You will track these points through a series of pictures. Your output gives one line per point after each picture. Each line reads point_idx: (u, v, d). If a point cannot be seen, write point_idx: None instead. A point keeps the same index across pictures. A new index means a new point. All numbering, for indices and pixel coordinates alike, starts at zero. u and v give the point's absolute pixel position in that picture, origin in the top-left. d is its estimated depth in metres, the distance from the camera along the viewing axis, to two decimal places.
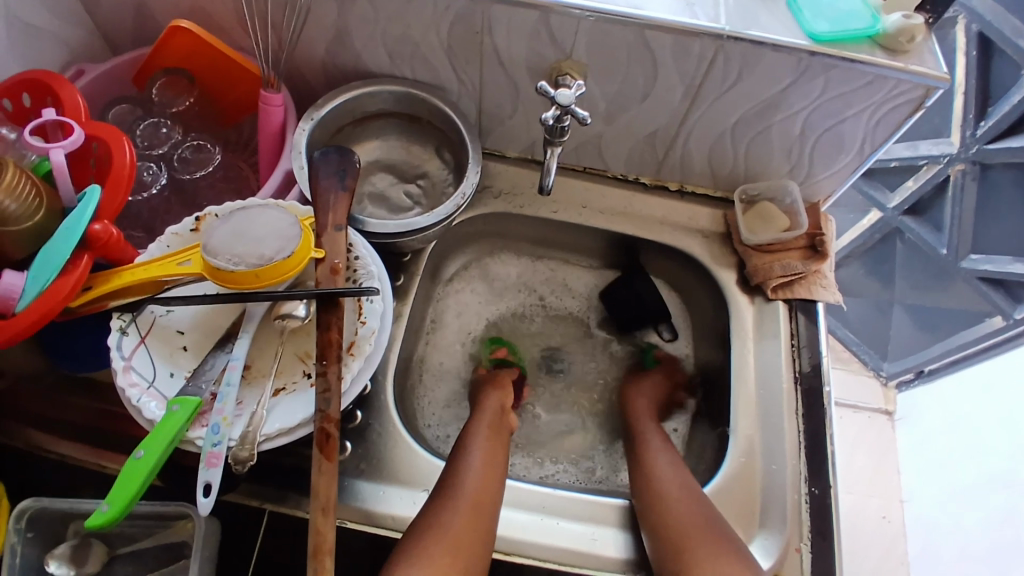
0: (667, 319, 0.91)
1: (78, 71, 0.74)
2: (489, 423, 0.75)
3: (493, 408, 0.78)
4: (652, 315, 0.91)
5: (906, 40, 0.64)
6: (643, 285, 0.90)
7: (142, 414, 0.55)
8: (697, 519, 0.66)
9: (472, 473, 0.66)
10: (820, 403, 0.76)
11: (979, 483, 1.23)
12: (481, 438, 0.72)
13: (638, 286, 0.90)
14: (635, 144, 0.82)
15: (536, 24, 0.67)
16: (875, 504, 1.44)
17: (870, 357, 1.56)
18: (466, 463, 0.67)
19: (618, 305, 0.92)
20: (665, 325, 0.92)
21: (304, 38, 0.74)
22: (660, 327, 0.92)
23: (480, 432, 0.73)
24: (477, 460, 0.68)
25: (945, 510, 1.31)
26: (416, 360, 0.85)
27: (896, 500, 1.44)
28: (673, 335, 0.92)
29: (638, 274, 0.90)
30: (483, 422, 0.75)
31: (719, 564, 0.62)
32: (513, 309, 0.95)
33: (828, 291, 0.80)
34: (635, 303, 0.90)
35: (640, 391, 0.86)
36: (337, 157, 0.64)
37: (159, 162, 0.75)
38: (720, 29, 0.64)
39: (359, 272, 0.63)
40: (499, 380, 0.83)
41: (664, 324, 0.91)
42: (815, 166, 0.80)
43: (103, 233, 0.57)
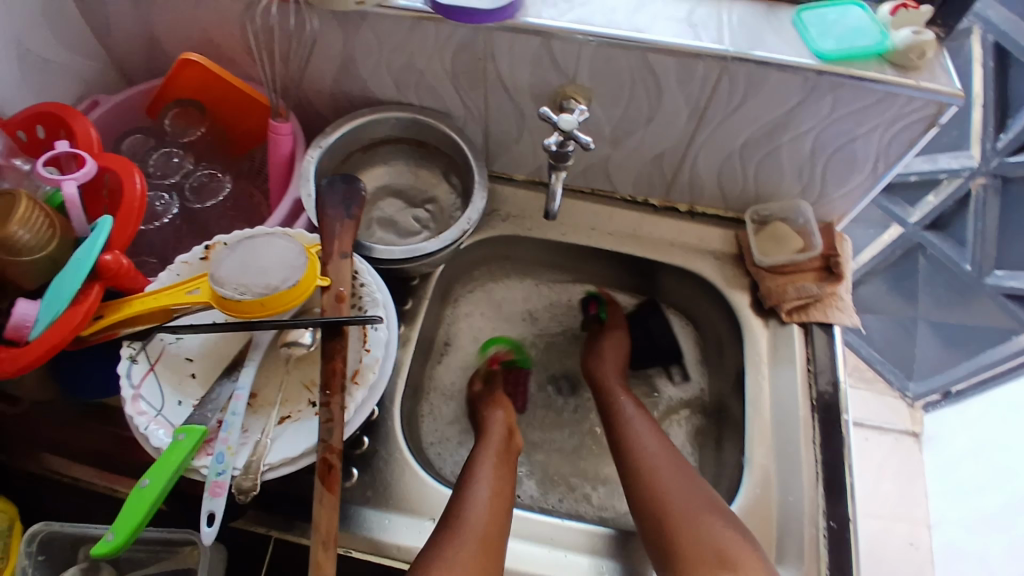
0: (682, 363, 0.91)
1: (93, 103, 0.76)
2: (496, 450, 0.73)
3: (499, 437, 0.75)
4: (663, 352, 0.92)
5: (916, 56, 0.63)
6: (659, 321, 0.92)
7: (150, 442, 0.55)
8: (681, 496, 0.67)
9: (478, 506, 0.64)
10: (839, 430, 0.73)
11: (1009, 509, 1.19)
12: (485, 469, 0.70)
13: (651, 324, 0.92)
14: (642, 166, 0.81)
15: (538, 50, 0.67)
16: (903, 528, 1.39)
17: (895, 376, 1.52)
18: (472, 496, 0.65)
19: (638, 343, 0.92)
20: (677, 370, 0.91)
21: (312, 67, 0.76)
22: (672, 370, 0.92)
23: (487, 462, 0.71)
24: (485, 493, 0.66)
25: (975, 537, 1.26)
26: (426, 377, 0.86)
27: (924, 524, 1.39)
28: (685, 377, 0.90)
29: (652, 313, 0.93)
30: (489, 454, 0.72)
31: (704, 530, 0.63)
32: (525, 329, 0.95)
33: (845, 313, 0.79)
34: (650, 337, 0.92)
35: (614, 362, 0.86)
36: (343, 186, 0.65)
37: (171, 192, 0.77)
38: (723, 51, 0.64)
39: (365, 299, 0.63)
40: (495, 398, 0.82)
41: (675, 365, 0.91)
42: (828, 185, 0.78)
43: (113, 264, 0.57)
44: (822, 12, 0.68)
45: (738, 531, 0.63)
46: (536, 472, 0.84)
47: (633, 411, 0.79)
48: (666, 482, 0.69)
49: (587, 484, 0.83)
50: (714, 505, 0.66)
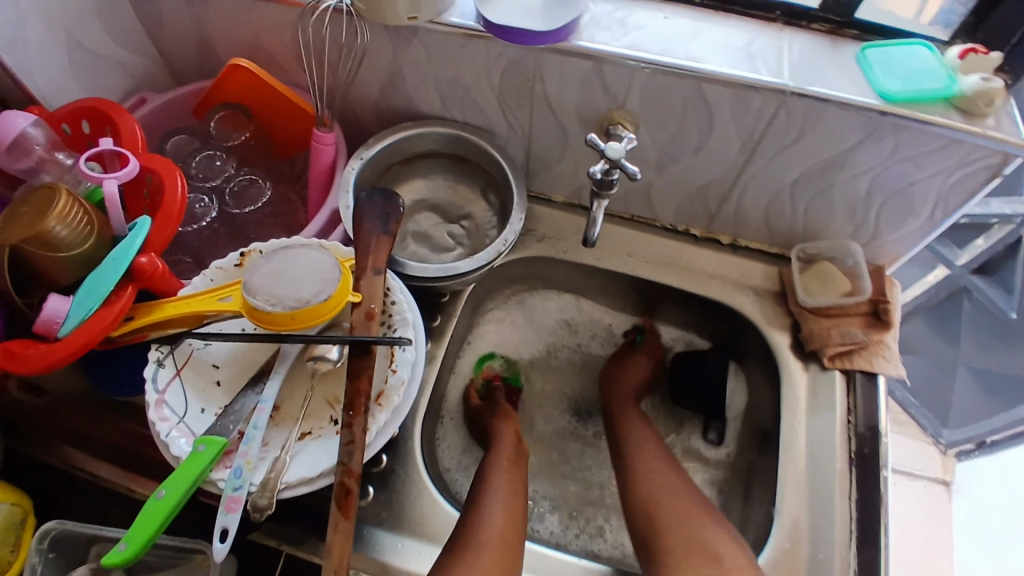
0: (721, 419, 0.85)
1: (140, 99, 0.77)
2: (506, 454, 0.73)
3: (508, 444, 0.75)
4: (708, 405, 0.86)
5: (985, 103, 0.60)
6: (718, 367, 0.86)
7: (170, 451, 0.54)
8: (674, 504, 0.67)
9: (495, 515, 0.64)
10: (877, 487, 0.70)
11: None
12: (501, 477, 0.70)
13: (695, 370, 0.86)
14: (686, 196, 0.79)
15: (588, 74, 0.65)
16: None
17: (929, 422, 1.44)
18: (487, 505, 0.65)
19: (680, 388, 0.88)
20: (714, 427, 0.86)
21: (359, 78, 0.75)
22: (709, 426, 0.86)
23: (500, 469, 0.71)
24: (501, 505, 0.66)
25: None
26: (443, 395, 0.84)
27: None
28: (720, 438, 0.85)
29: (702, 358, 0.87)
30: (501, 465, 0.71)
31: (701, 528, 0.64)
32: (553, 342, 0.93)
33: (891, 364, 0.75)
34: (703, 381, 0.86)
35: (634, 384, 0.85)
36: (381, 200, 0.64)
37: (212, 195, 0.77)
38: (783, 84, 0.62)
39: (395, 318, 0.62)
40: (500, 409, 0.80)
41: (715, 423, 0.86)
42: (881, 228, 0.75)
43: (149, 266, 0.58)
44: (888, 51, 0.65)
45: (733, 537, 0.63)
46: (554, 502, 0.82)
47: (640, 437, 0.78)
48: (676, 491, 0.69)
49: (603, 517, 0.80)
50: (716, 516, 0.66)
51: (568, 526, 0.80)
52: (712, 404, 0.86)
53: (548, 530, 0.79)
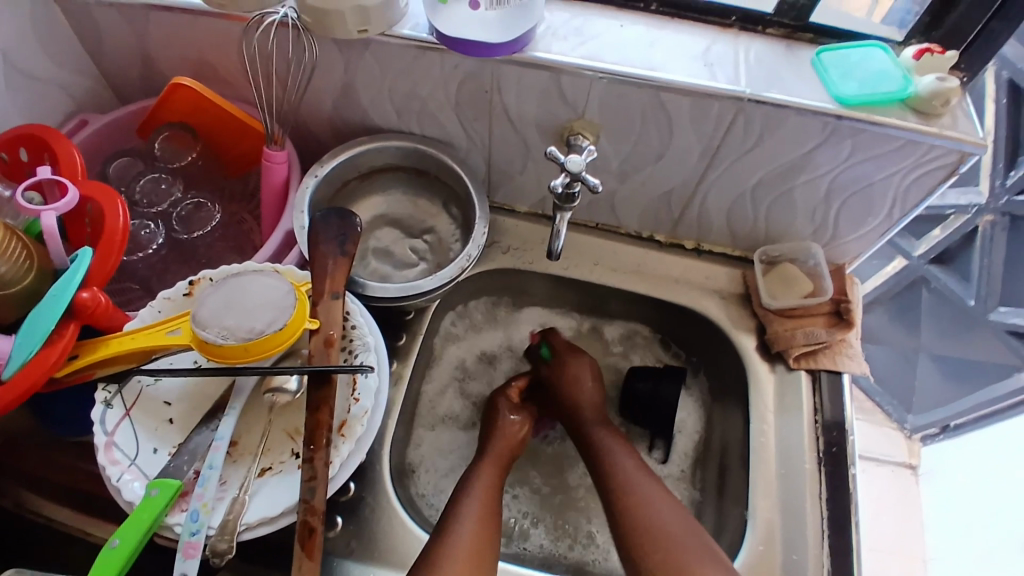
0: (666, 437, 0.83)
1: (81, 121, 0.73)
2: (493, 459, 0.72)
3: (504, 450, 0.74)
4: (658, 422, 0.83)
5: (941, 103, 0.61)
6: (670, 390, 0.83)
7: (121, 495, 0.52)
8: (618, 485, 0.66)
9: (467, 523, 0.63)
10: (847, 487, 0.70)
11: (1004, 547, 1.13)
12: (483, 484, 0.68)
13: (644, 388, 0.83)
14: (649, 203, 0.79)
15: (547, 84, 0.64)
16: (896, 559, 1.32)
17: (894, 409, 1.45)
18: (462, 514, 0.64)
19: (635, 405, 0.84)
20: (660, 444, 0.83)
21: (311, 92, 0.73)
22: (653, 442, 0.84)
23: (487, 472, 0.70)
24: (476, 512, 0.65)
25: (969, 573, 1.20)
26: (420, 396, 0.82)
27: (918, 559, 1.32)
28: (665, 455, 0.83)
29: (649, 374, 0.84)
30: (489, 473, 0.70)
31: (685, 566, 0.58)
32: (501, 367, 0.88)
33: (855, 361, 0.76)
34: (656, 401, 0.82)
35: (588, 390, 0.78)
36: (337, 219, 0.62)
37: (158, 221, 0.74)
38: (741, 91, 0.61)
39: (355, 342, 0.60)
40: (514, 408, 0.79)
41: (658, 441, 0.83)
42: (841, 228, 0.76)
43: (91, 302, 0.54)
44: (844, 54, 0.66)
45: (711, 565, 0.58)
46: (540, 516, 0.79)
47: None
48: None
49: (578, 528, 0.78)
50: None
51: (560, 536, 0.77)
52: (658, 423, 0.83)
53: (540, 544, 0.77)
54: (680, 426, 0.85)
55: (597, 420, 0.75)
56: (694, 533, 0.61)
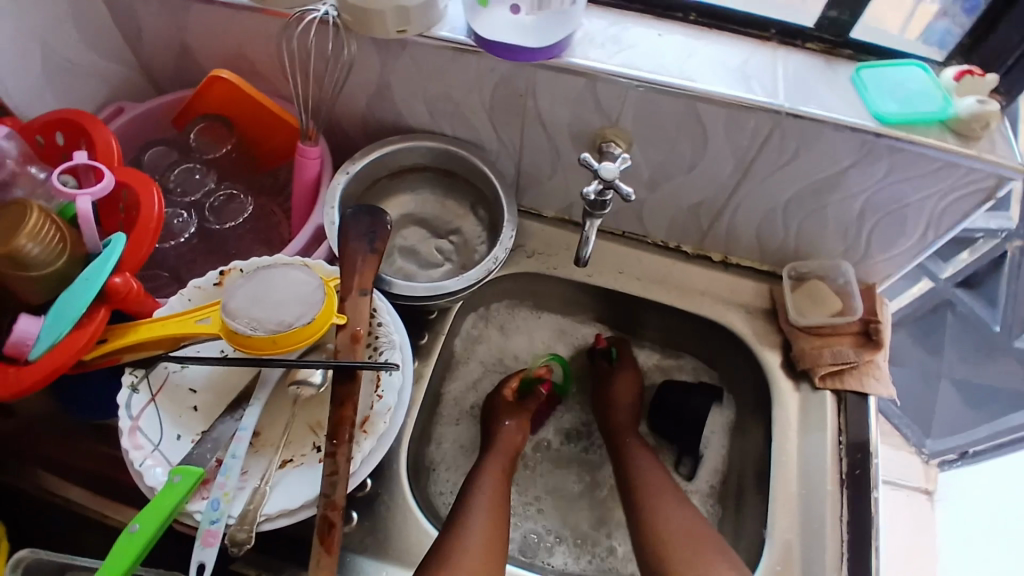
0: (694, 454, 0.83)
1: (117, 109, 0.75)
2: (499, 468, 0.72)
3: (504, 457, 0.74)
4: (687, 432, 0.84)
5: (980, 126, 0.60)
6: (698, 403, 0.84)
7: (144, 480, 0.53)
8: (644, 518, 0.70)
9: (480, 508, 0.65)
10: (869, 511, 0.69)
11: None
12: (488, 490, 0.68)
13: (671, 399, 0.85)
14: (677, 214, 0.78)
15: (582, 91, 0.64)
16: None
17: (913, 432, 1.41)
18: (474, 502, 0.66)
19: (661, 413, 0.86)
20: (686, 461, 0.84)
21: (346, 90, 0.73)
22: (681, 458, 0.84)
23: (493, 460, 0.73)
24: (485, 498, 0.67)
25: None
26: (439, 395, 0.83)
27: None
28: (691, 473, 0.83)
29: (672, 389, 0.86)
30: (495, 466, 0.72)
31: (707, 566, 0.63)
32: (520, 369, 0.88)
33: (882, 383, 0.74)
34: (684, 413, 0.84)
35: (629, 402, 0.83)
36: (367, 217, 0.62)
37: (190, 210, 0.75)
38: (778, 105, 0.61)
39: (381, 340, 0.61)
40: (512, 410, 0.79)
41: (686, 458, 0.83)
42: (873, 248, 0.75)
43: (123, 287, 0.55)
44: (884, 72, 0.65)
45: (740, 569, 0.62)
46: (563, 534, 0.78)
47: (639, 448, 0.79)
48: (669, 515, 0.69)
49: (594, 534, 0.78)
50: (713, 540, 0.66)
51: (581, 554, 0.76)
52: (687, 437, 0.84)
53: (563, 561, 0.76)
54: (708, 443, 0.84)
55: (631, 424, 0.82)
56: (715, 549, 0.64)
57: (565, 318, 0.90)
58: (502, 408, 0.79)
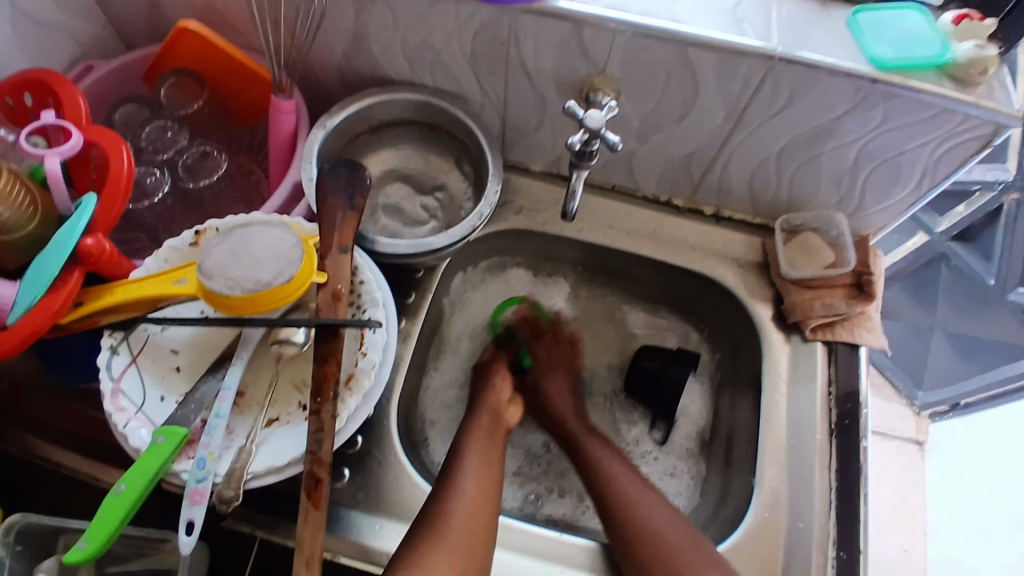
0: (668, 420, 0.81)
1: (87, 68, 0.71)
2: (485, 429, 0.71)
3: (488, 414, 0.73)
4: (665, 406, 0.80)
5: (979, 72, 0.57)
6: (677, 372, 0.79)
7: (129, 442, 0.52)
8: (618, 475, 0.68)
9: (478, 460, 0.66)
10: (856, 458, 0.69)
11: None
12: (473, 462, 0.66)
13: (647, 369, 0.81)
14: (668, 165, 0.76)
15: (566, 36, 0.62)
16: (896, 534, 1.29)
17: (904, 384, 1.41)
18: (464, 462, 0.66)
19: (639, 386, 0.81)
20: (660, 425, 0.82)
21: (321, 40, 0.70)
22: (654, 423, 0.82)
23: (489, 416, 0.73)
24: (476, 458, 0.67)
25: None
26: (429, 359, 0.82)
27: (920, 533, 1.29)
28: (665, 437, 0.81)
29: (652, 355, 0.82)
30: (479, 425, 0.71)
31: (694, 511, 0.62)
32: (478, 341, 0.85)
33: (873, 334, 0.74)
34: (662, 382, 0.80)
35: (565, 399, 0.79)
36: (346, 171, 0.60)
37: (163, 169, 0.72)
38: (771, 49, 0.58)
39: (364, 298, 0.60)
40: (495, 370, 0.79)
41: (659, 422, 0.82)
42: (867, 198, 0.73)
43: (95, 249, 0.53)
44: (879, 15, 0.62)
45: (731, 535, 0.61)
46: (565, 485, 0.78)
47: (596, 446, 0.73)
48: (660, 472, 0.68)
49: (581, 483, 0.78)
50: None
51: (581, 502, 0.77)
52: (663, 406, 0.80)
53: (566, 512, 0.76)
54: (684, 409, 0.83)
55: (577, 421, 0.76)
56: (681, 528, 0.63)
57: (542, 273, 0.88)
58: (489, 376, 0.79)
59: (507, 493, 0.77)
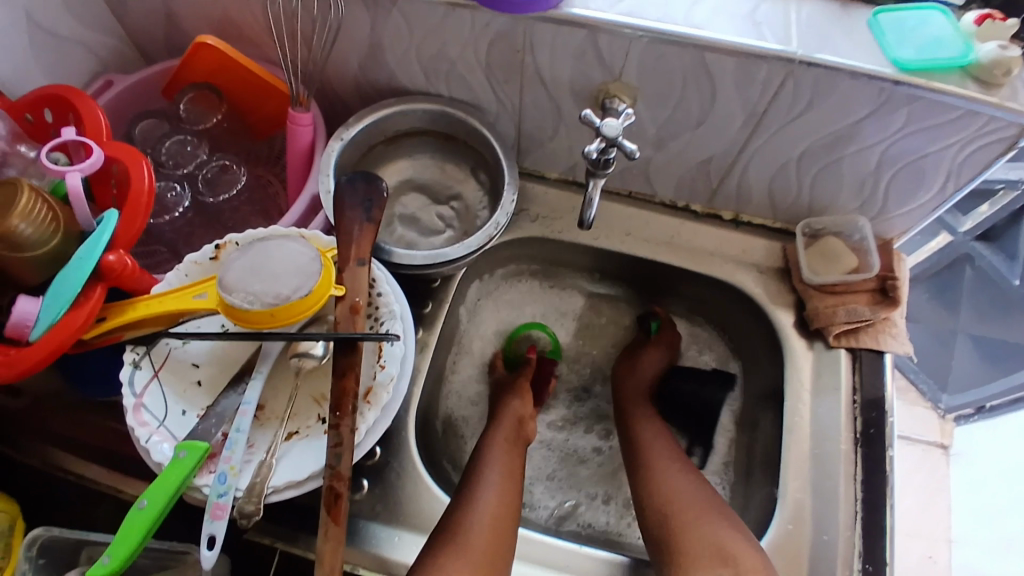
0: (705, 443, 0.81)
1: (106, 82, 0.72)
2: (504, 437, 0.71)
3: (508, 428, 0.73)
4: (703, 427, 0.82)
5: (1002, 73, 0.56)
6: (714, 394, 0.83)
7: (151, 456, 0.52)
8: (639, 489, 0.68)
9: (496, 472, 0.66)
10: (882, 469, 0.67)
11: None
12: (493, 475, 0.66)
13: (681, 390, 0.84)
14: (686, 171, 0.75)
15: (583, 44, 0.61)
16: (919, 540, 1.23)
17: (928, 387, 1.35)
18: (484, 473, 0.66)
19: (673, 406, 0.84)
20: (697, 450, 0.81)
21: (336, 52, 0.70)
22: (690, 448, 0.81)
23: (504, 423, 0.73)
24: (495, 471, 0.66)
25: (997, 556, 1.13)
26: (448, 367, 0.82)
27: (944, 541, 1.22)
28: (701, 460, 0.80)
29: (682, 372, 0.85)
30: (500, 438, 0.71)
31: (708, 529, 0.62)
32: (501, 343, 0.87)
33: (899, 341, 0.73)
34: (697, 402, 0.83)
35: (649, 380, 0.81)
36: (363, 184, 0.60)
37: (183, 182, 0.73)
38: (791, 52, 0.57)
39: (382, 310, 0.59)
40: (517, 384, 0.78)
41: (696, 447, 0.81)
42: (889, 202, 0.72)
43: (118, 264, 0.54)
44: (901, 15, 0.61)
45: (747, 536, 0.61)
46: (611, 493, 0.78)
47: (648, 437, 0.75)
48: (677, 484, 0.68)
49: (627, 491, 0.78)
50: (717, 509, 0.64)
51: (626, 515, 0.76)
52: (700, 427, 0.82)
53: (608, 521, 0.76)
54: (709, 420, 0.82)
55: (637, 407, 0.79)
56: (705, 528, 0.62)
57: (557, 282, 0.88)
58: (510, 387, 0.78)
59: (542, 498, 0.77)
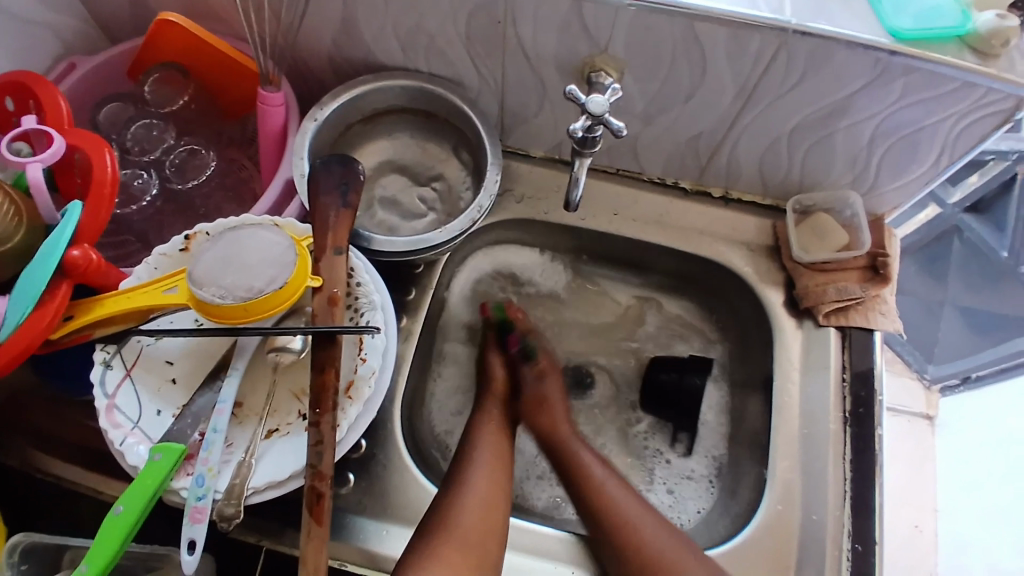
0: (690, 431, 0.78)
1: (69, 65, 0.68)
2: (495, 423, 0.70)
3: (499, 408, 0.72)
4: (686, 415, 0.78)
5: (999, 44, 0.54)
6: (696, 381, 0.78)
7: (126, 459, 0.51)
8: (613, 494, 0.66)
9: (484, 458, 0.65)
10: (872, 448, 0.67)
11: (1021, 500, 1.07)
12: (481, 465, 0.64)
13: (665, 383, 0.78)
14: (675, 147, 0.73)
15: (567, 15, 0.58)
16: (906, 508, 1.24)
17: (914, 358, 1.34)
18: (473, 458, 0.65)
19: (658, 398, 0.79)
20: (683, 437, 0.78)
21: (308, 27, 0.67)
22: (676, 435, 0.79)
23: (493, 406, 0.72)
24: (485, 457, 0.65)
25: (980, 523, 1.14)
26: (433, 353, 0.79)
27: (930, 509, 1.24)
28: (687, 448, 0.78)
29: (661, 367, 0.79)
30: (493, 423, 0.70)
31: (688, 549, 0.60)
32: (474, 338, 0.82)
33: (888, 319, 0.72)
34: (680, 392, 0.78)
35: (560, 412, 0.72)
36: (339, 167, 0.57)
37: (150, 169, 0.70)
38: (785, 22, 0.55)
39: (361, 301, 0.57)
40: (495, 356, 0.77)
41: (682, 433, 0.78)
42: (882, 177, 0.70)
43: (82, 260, 0.51)
44: None
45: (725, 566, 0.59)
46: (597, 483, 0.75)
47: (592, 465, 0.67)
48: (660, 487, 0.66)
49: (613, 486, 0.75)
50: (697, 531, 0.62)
51: None
52: (683, 414, 0.78)
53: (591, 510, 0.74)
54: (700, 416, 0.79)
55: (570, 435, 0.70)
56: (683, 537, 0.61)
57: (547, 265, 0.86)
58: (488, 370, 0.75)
59: (535, 491, 0.74)
